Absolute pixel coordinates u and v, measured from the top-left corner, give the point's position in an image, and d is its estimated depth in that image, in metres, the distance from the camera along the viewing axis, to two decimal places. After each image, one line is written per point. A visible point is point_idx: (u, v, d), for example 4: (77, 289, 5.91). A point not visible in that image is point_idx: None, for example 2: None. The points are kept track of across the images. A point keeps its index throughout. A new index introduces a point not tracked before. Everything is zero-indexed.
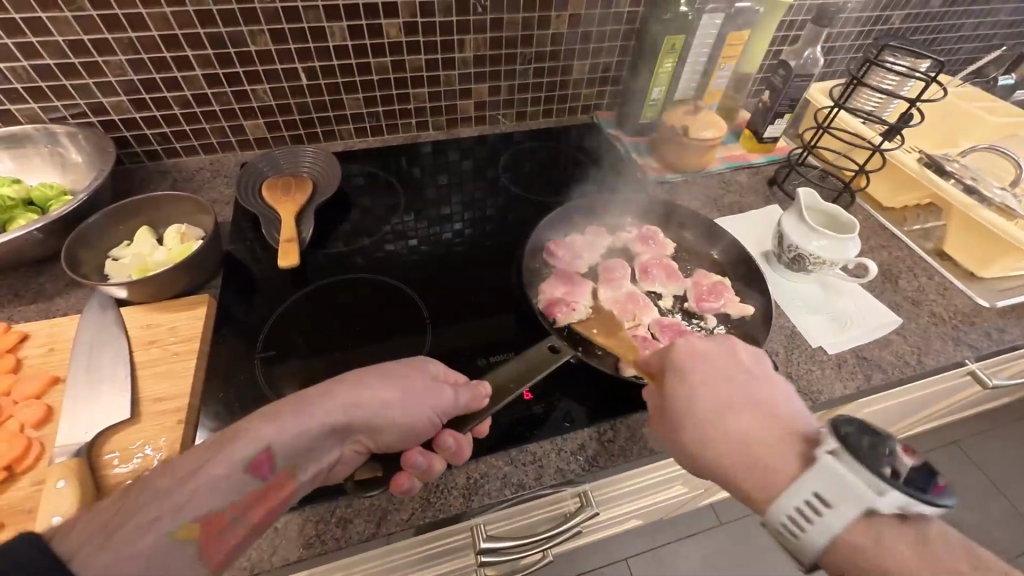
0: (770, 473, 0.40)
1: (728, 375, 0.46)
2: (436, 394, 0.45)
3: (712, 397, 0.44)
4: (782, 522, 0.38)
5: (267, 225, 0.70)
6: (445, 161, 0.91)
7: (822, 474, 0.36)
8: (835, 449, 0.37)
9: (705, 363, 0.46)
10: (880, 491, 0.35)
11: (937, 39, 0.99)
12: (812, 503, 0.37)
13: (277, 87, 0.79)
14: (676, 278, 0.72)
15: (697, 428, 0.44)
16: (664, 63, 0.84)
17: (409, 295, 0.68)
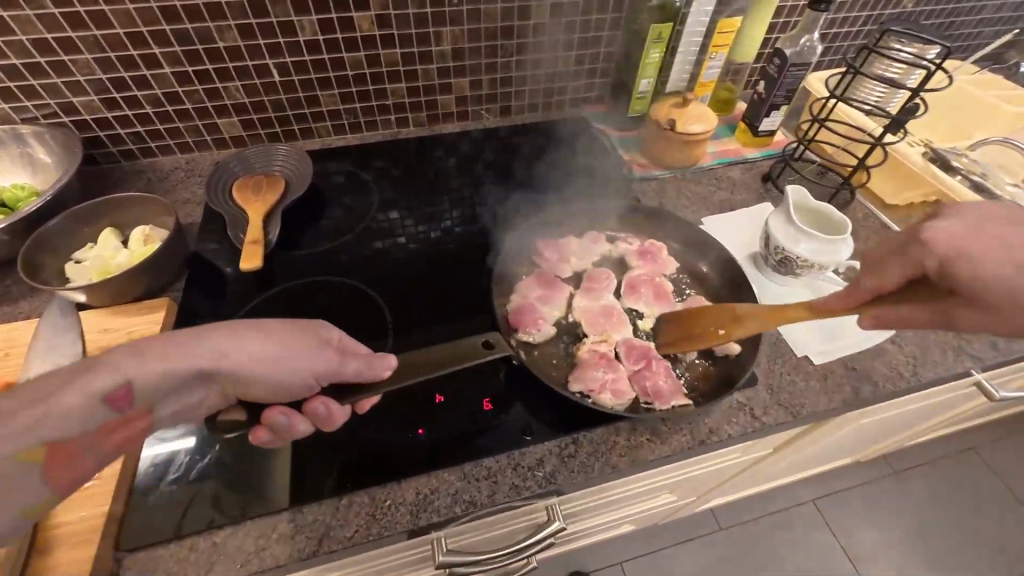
0: None
1: (1006, 237, 0.40)
2: (323, 359, 0.41)
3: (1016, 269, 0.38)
4: None
5: (233, 226, 0.68)
6: (426, 158, 0.89)
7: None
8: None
9: (975, 240, 0.40)
10: None
11: (951, 23, 0.92)
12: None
13: (249, 84, 0.77)
14: (664, 299, 0.66)
15: None
16: (651, 53, 0.80)
17: (374, 300, 0.66)
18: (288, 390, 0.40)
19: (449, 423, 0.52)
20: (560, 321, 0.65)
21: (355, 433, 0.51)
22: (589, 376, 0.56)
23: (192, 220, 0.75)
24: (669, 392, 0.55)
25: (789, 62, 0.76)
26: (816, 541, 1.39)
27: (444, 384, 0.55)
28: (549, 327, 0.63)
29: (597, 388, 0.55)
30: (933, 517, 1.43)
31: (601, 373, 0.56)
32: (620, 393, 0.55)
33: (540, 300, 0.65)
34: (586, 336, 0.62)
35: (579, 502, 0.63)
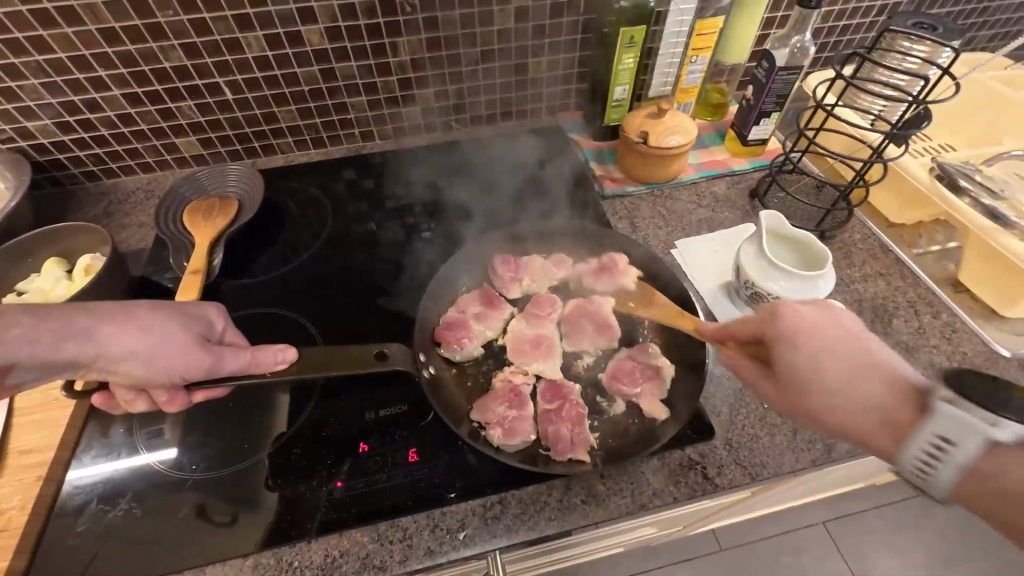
0: (895, 418, 0.38)
1: (823, 332, 0.41)
2: (194, 352, 0.46)
3: (817, 365, 0.40)
4: (912, 468, 0.36)
5: (177, 252, 0.67)
6: (390, 173, 0.85)
7: (945, 422, 0.35)
8: (950, 398, 0.36)
9: (798, 327, 0.42)
10: (994, 421, 0.34)
11: (977, 12, 0.81)
12: (932, 454, 0.35)
13: (203, 103, 0.75)
14: (607, 331, 0.61)
15: (817, 396, 0.40)
16: (623, 59, 0.73)
17: (313, 333, 0.64)
18: (152, 384, 0.46)
19: (368, 478, 0.49)
20: (492, 342, 0.63)
21: (271, 487, 0.48)
22: (490, 408, 0.54)
23: (147, 243, 0.74)
24: (569, 443, 0.51)
25: (778, 65, 0.68)
26: (829, 567, 1.27)
27: (371, 432, 0.52)
28: (473, 347, 0.60)
29: (493, 422, 0.53)
30: (967, 545, 1.29)
31: (501, 408, 0.54)
32: (511, 435, 0.51)
33: (476, 317, 0.63)
34: (508, 365, 0.60)
35: (530, 554, 0.56)
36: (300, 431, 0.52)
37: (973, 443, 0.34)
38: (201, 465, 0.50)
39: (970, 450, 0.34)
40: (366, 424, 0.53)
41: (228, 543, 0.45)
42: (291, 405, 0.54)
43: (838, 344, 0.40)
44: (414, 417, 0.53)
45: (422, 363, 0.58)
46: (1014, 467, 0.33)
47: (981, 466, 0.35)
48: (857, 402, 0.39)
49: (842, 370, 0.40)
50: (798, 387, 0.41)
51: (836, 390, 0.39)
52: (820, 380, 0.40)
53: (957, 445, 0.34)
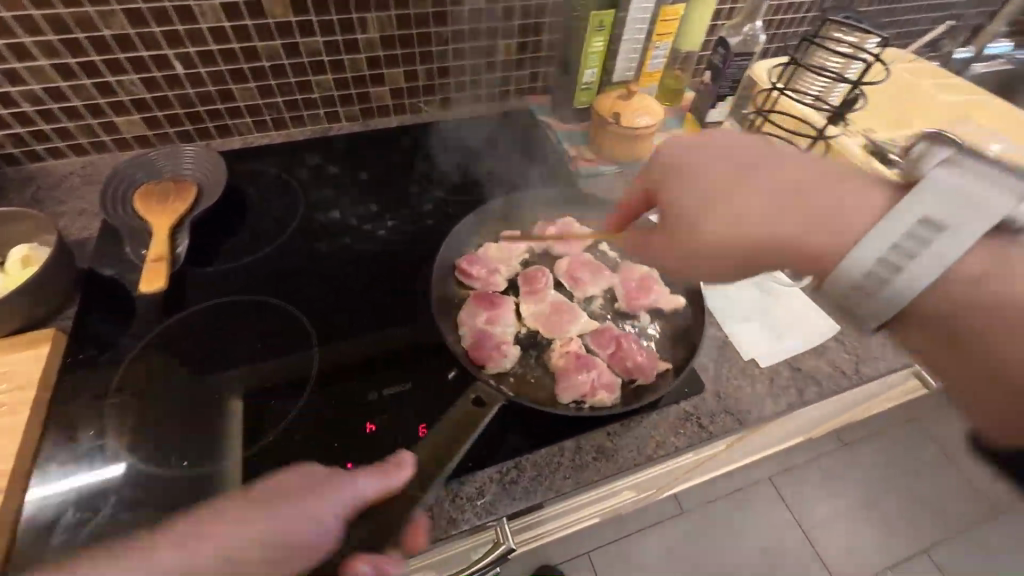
0: (825, 219, 0.44)
1: (717, 168, 0.49)
2: (325, 512, 0.37)
3: (704, 195, 0.48)
4: (873, 267, 0.40)
5: (134, 242, 0.62)
6: (361, 156, 0.83)
7: (928, 199, 0.37)
8: (946, 162, 0.37)
9: (704, 161, 0.49)
10: (1020, 197, 0.34)
11: (884, 12, 0.93)
12: (898, 248, 0.39)
13: (149, 78, 0.68)
14: (602, 271, 0.69)
15: (724, 215, 0.47)
16: (593, 42, 0.75)
17: (295, 312, 0.61)
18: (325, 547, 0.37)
19: (379, 456, 0.48)
20: (518, 335, 0.62)
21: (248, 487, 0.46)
22: (576, 382, 0.55)
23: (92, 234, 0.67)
24: (648, 363, 0.58)
25: (733, 51, 0.74)
26: (778, 516, 1.41)
27: (377, 412, 0.51)
28: (514, 348, 0.59)
29: (588, 391, 0.55)
30: (887, 484, 1.48)
31: (584, 375, 0.56)
32: (597, 393, 0.55)
33: (489, 324, 0.61)
34: (551, 344, 0.61)
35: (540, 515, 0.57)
36: (300, 417, 0.50)
37: (970, 224, 0.36)
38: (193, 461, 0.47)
39: (953, 232, 0.37)
40: (370, 405, 0.52)
41: None
42: (247, 409, 0.51)
43: (736, 170, 0.48)
44: (419, 394, 0.53)
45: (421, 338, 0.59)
46: (1009, 256, 0.38)
47: (959, 263, 0.39)
48: (777, 209, 0.46)
49: (768, 179, 0.47)
50: (696, 215, 0.48)
51: (743, 212, 0.46)
52: (735, 201, 0.47)
53: (947, 225, 0.36)
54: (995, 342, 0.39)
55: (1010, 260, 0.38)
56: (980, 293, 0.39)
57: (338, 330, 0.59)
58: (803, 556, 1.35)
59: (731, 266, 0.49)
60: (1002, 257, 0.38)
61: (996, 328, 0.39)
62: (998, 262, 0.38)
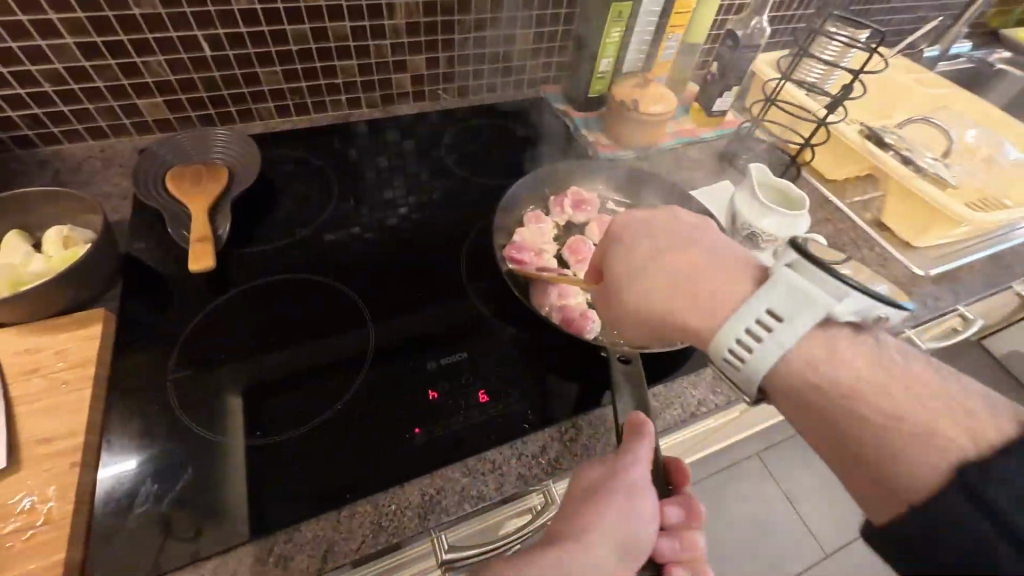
0: (708, 288, 0.38)
1: (658, 237, 0.43)
2: (640, 489, 0.40)
3: (641, 267, 0.42)
4: (730, 347, 0.34)
5: (173, 222, 0.62)
6: (383, 141, 0.84)
7: (772, 291, 0.34)
8: (794, 263, 0.35)
9: (655, 235, 0.43)
10: (842, 296, 0.33)
11: (866, 11, 1.01)
12: (753, 330, 0.34)
13: (175, 59, 0.67)
14: None
15: (634, 283, 0.42)
16: (612, 33, 0.78)
17: (346, 292, 0.63)
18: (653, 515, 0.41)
19: (445, 420, 0.50)
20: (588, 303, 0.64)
21: (281, 471, 0.46)
22: None
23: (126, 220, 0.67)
24: None
25: (740, 44, 0.80)
26: (768, 487, 1.49)
27: (437, 381, 0.54)
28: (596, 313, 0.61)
29: None
30: None
31: None
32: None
33: (562, 301, 0.62)
34: None
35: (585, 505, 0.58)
36: (365, 387, 0.53)
37: (805, 317, 0.33)
38: (262, 430, 0.49)
39: (796, 320, 0.33)
40: (430, 373, 0.54)
41: (324, 493, 0.45)
42: (247, 404, 0.51)
43: (676, 237, 0.43)
44: (475, 363, 0.56)
45: (468, 311, 0.61)
46: (841, 345, 0.33)
47: (811, 351, 0.33)
48: (680, 270, 0.40)
49: (685, 257, 0.40)
50: (625, 284, 0.42)
51: (659, 284, 0.40)
52: (646, 280, 0.41)
53: (788, 317, 0.33)
54: (893, 440, 0.30)
55: (897, 373, 0.32)
56: (818, 369, 0.33)
57: (388, 308, 0.62)
58: (793, 523, 1.44)
59: (646, 334, 0.42)
60: (829, 344, 0.33)
61: (868, 420, 0.31)
62: (866, 350, 0.33)
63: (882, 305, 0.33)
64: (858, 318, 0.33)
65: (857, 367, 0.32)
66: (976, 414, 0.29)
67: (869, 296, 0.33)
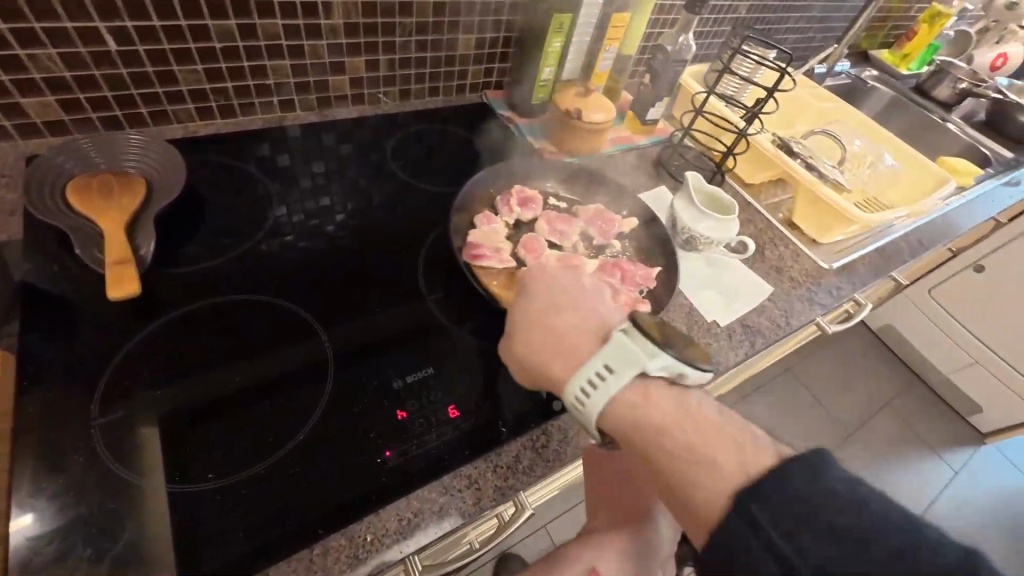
0: (569, 342, 0.46)
1: (552, 301, 0.49)
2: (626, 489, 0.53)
3: (522, 321, 0.49)
4: (575, 395, 0.43)
5: (83, 243, 0.55)
6: (320, 145, 0.80)
7: (610, 354, 0.42)
8: (626, 330, 0.44)
9: (552, 291, 0.50)
10: (653, 356, 0.41)
11: (770, 30, 1.13)
12: (592, 381, 0.42)
13: (71, 53, 0.58)
14: (572, 220, 0.75)
15: (518, 334, 0.48)
16: (553, 42, 0.80)
17: (296, 309, 0.59)
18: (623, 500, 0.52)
19: (417, 440, 0.50)
20: None
21: (227, 515, 0.44)
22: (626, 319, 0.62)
23: (17, 241, 0.59)
24: (644, 273, 0.68)
25: (670, 59, 0.85)
26: None
27: (406, 399, 0.53)
28: None
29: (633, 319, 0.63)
30: None
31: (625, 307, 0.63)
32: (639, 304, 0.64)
33: None
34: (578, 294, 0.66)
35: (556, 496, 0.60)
36: (328, 415, 0.50)
37: (627, 371, 0.41)
38: (217, 472, 0.46)
39: (622, 376, 0.41)
40: (396, 393, 0.53)
41: (297, 530, 0.44)
42: (161, 444, 0.46)
43: (559, 296, 0.49)
44: (442, 377, 0.55)
45: (429, 323, 0.61)
46: (656, 392, 0.41)
47: (630, 397, 0.41)
48: (550, 330, 0.47)
49: (558, 319, 0.47)
50: (512, 335, 0.49)
51: (535, 337, 0.47)
52: (526, 332, 0.48)
53: (615, 373, 0.41)
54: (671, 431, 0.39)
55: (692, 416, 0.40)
56: (636, 410, 0.41)
57: (344, 320, 0.59)
58: None
59: (527, 380, 0.49)
60: (646, 391, 0.41)
61: (633, 400, 0.41)
62: (680, 407, 0.40)
63: (689, 371, 0.41)
64: (668, 373, 0.41)
65: (664, 407, 0.40)
66: (745, 445, 0.36)
67: (674, 358, 0.41)
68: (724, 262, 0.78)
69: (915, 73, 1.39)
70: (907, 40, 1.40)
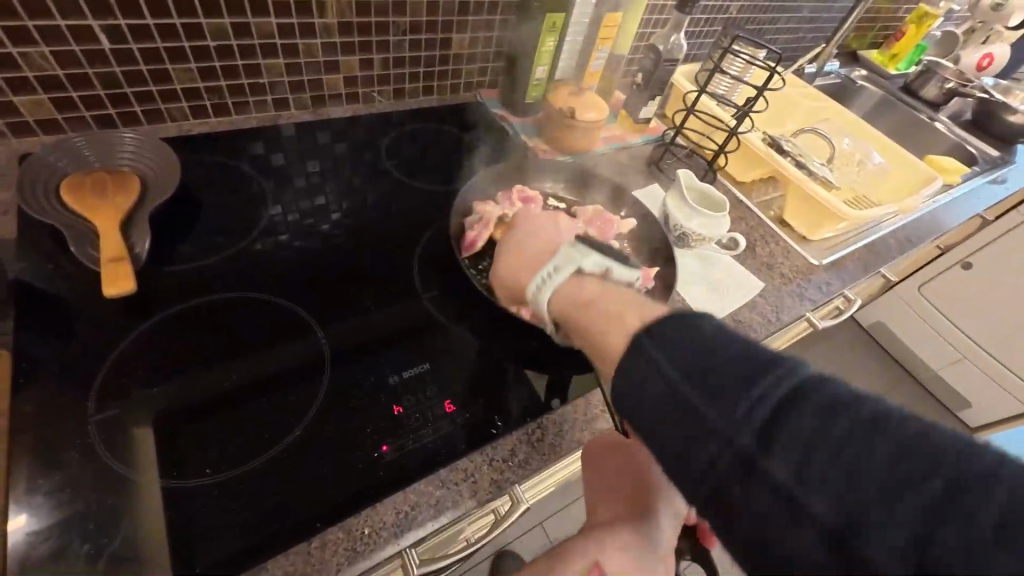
0: (533, 264, 0.53)
1: (527, 241, 0.57)
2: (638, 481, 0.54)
3: (501, 253, 0.57)
4: (533, 292, 0.48)
5: (77, 242, 0.55)
6: (314, 144, 0.80)
7: (560, 255, 0.49)
8: (576, 242, 0.51)
9: (525, 228, 0.59)
10: (590, 255, 0.48)
11: (761, 30, 1.15)
12: (544, 278, 0.48)
13: (64, 52, 0.58)
14: (567, 220, 0.75)
15: (503, 267, 0.56)
16: (546, 42, 0.81)
17: (292, 306, 0.60)
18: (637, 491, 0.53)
19: (413, 434, 0.51)
20: None
21: (224, 510, 0.44)
22: None
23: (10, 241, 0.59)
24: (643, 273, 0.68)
25: (662, 58, 0.86)
26: None
27: (402, 395, 0.53)
28: None
29: None
30: None
31: None
32: None
33: None
34: None
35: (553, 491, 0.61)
36: (325, 411, 0.51)
37: (568, 265, 0.47)
38: (215, 468, 0.46)
39: (566, 268, 0.47)
40: (392, 389, 0.54)
41: (294, 524, 0.44)
42: (157, 441, 0.47)
43: (532, 235, 0.57)
44: (438, 373, 0.56)
45: (425, 320, 0.61)
46: (592, 281, 0.47)
47: (571, 283, 0.47)
48: (523, 255, 0.55)
49: (528, 247, 0.56)
50: (497, 270, 0.57)
51: (511, 261, 0.56)
52: (506, 263, 0.56)
53: (560, 265, 0.48)
54: None
55: None
56: (580, 295, 0.46)
57: (340, 317, 0.60)
58: None
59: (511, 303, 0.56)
60: (582, 280, 0.47)
61: None
62: (613, 287, 0.46)
63: (615, 267, 0.48)
64: (603, 269, 0.48)
65: None
66: None
67: (609, 262, 0.48)
68: (716, 259, 0.79)
69: (903, 73, 1.42)
70: (895, 40, 1.42)
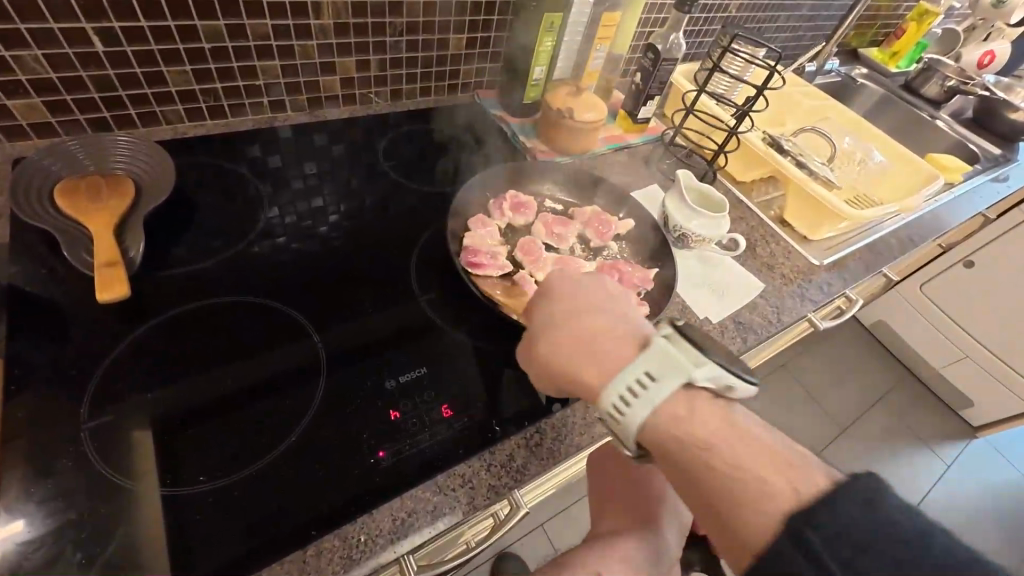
0: (598, 349, 0.44)
1: (586, 314, 0.46)
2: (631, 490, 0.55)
3: (552, 326, 0.46)
4: (612, 403, 0.40)
5: (71, 246, 0.54)
6: (311, 146, 0.79)
7: (653, 358, 0.40)
8: (669, 337, 0.43)
9: (579, 293, 0.48)
10: (699, 364, 0.40)
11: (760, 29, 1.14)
12: (633, 389, 0.39)
13: (57, 54, 0.58)
14: (567, 224, 0.76)
15: (555, 343, 0.45)
16: (544, 42, 0.80)
17: (289, 310, 0.59)
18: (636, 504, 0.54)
19: (411, 439, 0.50)
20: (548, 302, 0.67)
21: (218, 517, 0.43)
22: None
23: (4, 245, 0.58)
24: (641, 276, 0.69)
25: (661, 57, 0.85)
26: None
27: (399, 400, 0.53)
28: None
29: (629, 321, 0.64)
30: None
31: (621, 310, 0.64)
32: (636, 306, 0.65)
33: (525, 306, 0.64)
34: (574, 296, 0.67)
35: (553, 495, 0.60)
36: (321, 415, 0.50)
37: (673, 380, 0.39)
38: (209, 474, 0.45)
39: (667, 383, 0.39)
40: (389, 393, 0.53)
41: (290, 531, 0.44)
42: (151, 447, 0.46)
43: (589, 301, 0.47)
44: (436, 377, 0.55)
45: (422, 323, 0.61)
46: (699, 403, 0.40)
47: (676, 405, 0.39)
48: (586, 335, 0.45)
49: (586, 326, 0.45)
50: (538, 344, 0.46)
51: (566, 340, 0.45)
52: (555, 340, 0.45)
53: (660, 378, 0.39)
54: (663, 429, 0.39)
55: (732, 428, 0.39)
56: (677, 423, 0.39)
57: (337, 321, 0.59)
58: None
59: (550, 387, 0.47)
60: (690, 402, 0.40)
61: None
62: (724, 414, 0.40)
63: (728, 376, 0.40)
64: (712, 382, 0.40)
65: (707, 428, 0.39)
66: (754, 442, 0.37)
67: (723, 370, 0.40)
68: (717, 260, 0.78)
69: (903, 72, 1.41)
70: (895, 39, 1.42)
